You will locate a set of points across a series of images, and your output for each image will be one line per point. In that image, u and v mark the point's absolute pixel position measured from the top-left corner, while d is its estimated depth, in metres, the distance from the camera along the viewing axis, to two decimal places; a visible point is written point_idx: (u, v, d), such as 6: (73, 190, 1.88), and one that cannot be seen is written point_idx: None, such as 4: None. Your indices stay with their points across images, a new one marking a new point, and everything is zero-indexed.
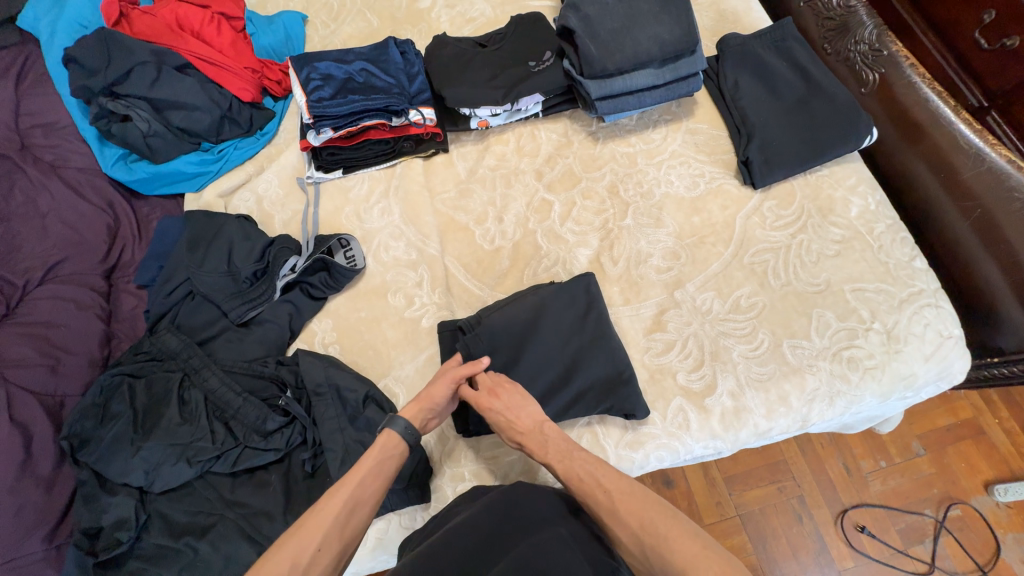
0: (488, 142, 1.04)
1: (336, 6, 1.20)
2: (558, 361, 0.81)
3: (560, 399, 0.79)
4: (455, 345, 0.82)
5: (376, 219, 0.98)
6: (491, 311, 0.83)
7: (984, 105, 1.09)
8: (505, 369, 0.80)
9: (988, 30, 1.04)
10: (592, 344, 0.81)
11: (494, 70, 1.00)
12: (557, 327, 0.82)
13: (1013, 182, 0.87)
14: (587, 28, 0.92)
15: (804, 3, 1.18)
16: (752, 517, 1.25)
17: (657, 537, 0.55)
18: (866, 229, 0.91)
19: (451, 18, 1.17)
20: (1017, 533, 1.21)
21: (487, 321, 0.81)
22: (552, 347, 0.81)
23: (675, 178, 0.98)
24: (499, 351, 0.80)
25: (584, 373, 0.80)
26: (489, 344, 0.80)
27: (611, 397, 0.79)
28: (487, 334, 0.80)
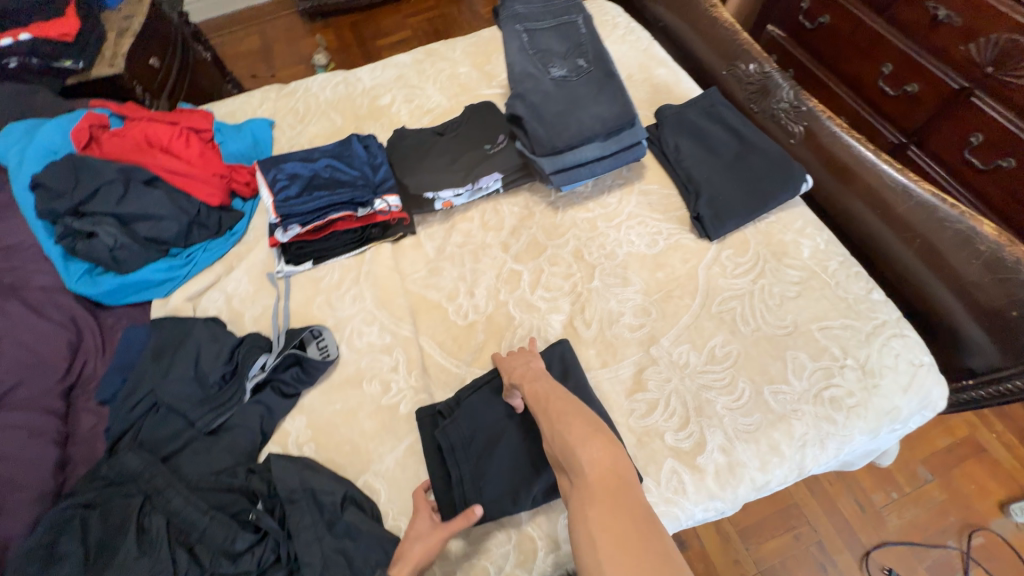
0: (454, 220, 1.08)
1: (302, 110, 1.29)
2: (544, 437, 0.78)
3: (550, 479, 0.73)
4: (435, 433, 0.80)
5: (348, 306, 0.98)
6: (468, 396, 0.83)
7: None
8: (490, 453, 0.77)
9: None
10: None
11: (452, 155, 1.06)
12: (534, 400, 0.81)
13: (941, 213, 0.95)
14: (533, 113, 0.99)
15: (725, 72, 1.31)
16: (774, 570, 1.38)
17: (563, 421, 0.62)
18: (820, 268, 0.95)
19: (410, 111, 1.27)
20: None
21: (467, 408, 0.81)
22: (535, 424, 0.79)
23: (635, 238, 1.02)
24: (481, 431, 0.79)
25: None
26: (467, 429, 0.79)
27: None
28: (466, 419, 0.80)
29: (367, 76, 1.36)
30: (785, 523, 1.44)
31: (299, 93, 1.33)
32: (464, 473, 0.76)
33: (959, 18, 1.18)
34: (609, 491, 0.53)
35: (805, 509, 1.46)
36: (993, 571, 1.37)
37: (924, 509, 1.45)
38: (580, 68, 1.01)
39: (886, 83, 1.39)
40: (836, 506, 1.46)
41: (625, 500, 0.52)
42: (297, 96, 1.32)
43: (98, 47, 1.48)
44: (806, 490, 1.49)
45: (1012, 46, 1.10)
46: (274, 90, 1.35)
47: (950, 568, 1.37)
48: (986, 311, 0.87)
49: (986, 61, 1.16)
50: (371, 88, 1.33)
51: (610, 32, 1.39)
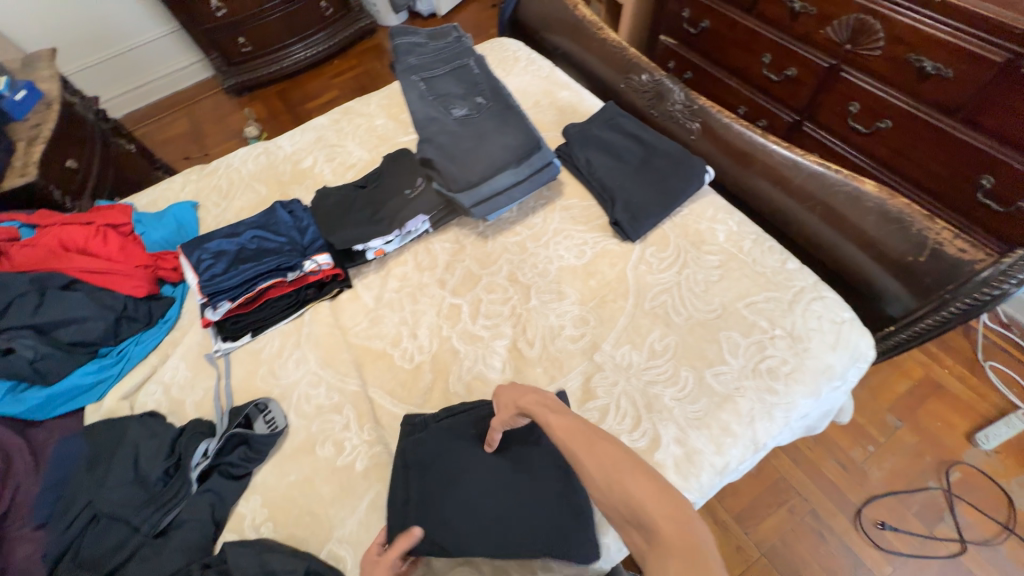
0: (389, 267, 1.10)
1: (226, 186, 1.30)
2: (513, 473, 0.77)
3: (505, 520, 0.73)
4: (404, 448, 0.82)
5: (292, 372, 0.96)
6: (443, 418, 0.85)
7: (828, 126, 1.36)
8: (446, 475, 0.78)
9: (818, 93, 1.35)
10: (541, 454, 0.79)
11: (375, 205, 1.08)
12: (509, 439, 0.82)
13: (830, 180, 1.04)
14: (445, 153, 1.01)
15: (623, 84, 1.40)
16: (776, 549, 1.39)
17: (621, 470, 0.50)
18: (737, 249, 1.01)
19: (333, 169, 1.30)
20: (1015, 476, 1.44)
21: (437, 428, 0.83)
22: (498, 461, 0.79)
23: (564, 252, 1.06)
24: (447, 451, 0.81)
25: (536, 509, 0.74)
26: (433, 445, 0.81)
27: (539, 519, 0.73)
28: (435, 438, 0.82)
29: (287, 143, 1.39)
30: (777, 499, 1.46)
31: (221, 170, 1.34)
32: (410, 497, 0.77)
33: (812, 7, 1.32)
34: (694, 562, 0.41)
35: (793, 481, 1.48)
36: (976, 503, 1.41)
37: (902, 456, 1.49)
38: (480, 105, 1.05)
39: (770, 71, 1.53)
40: (821, 472, 1.49)
41: (713, 574, 0.41)
42: (220, 173, 1.33)
43: (7, 160, 1.47)
44: (789, 462, 1.52)
45: (860, 24, 1.23)
46: (195, 171, 1.36)
47: (937, 509, 1.41)
48: (891, 258, 0.94)
49: (843, 40, 1.29)
50: (293, 154, 1.35)
51: (512, 66, 1.47)
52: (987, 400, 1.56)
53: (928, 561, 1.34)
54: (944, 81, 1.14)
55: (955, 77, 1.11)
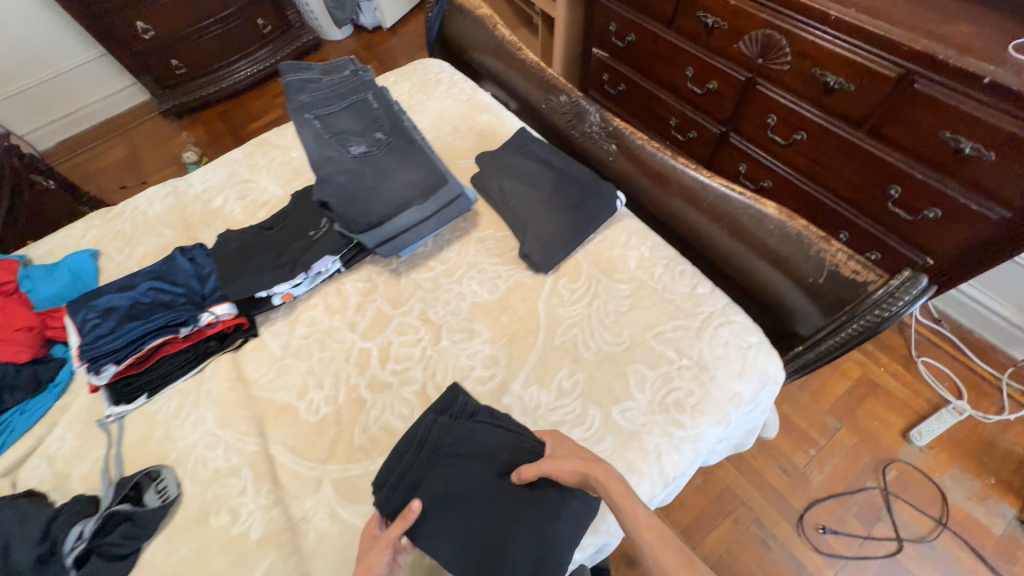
0: (297, 311, 1.05)
1: (130, 231, 1.23)
2: (512, 502, 0.74)
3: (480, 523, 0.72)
4: (429, 424, 0.80)
5: (188, 434, 0.91)
6: (484, 422, 0.81)
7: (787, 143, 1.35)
8: (455, 472, 0.76)
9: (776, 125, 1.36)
10: (553, 524, 0.72)
11: (278, 249, 1.03)
12: (538, 489, 0.75)
13: (734, 203, 1.04)
14: (340, 194, 0.96)
15: (545, 105, 1.39)
16: (722, 562, 1.39)
17: None
18: (648, 276, 1.00)
19: (244, 207, 1.24)
20: (948, 471, 1.47)
21: (470, 426, 0.80)
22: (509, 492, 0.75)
23: (477, 287, 1.04)
24: (470, 453, 0.78)
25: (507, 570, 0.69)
26: (462, 436, 0.79)
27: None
28: (463, 434, 0.79)
29: (198, 180, 1.33)
30: (722, 509, 1.46)
31: (126, 214, 1.27)
32: (404, 480, 0.76)
33: (724, 22, 1.32)
34: None
35: (738, 490, 1.49)
36: (912, 500, 1.44)
37: (842, 458, 1.51)
38: (379, 141, 1.02)
39: (693, 84, 1.53)
40: (765, 479, 1.50)
41: None
42: (125, 217, 1.26)
43: None
44: (734, 471, 1.52)
45: (767, 39, 1.23)
46: (98, 215, 1.28)
47: (875, 508, 1.43)
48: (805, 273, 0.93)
49: (754, 55, 1.30)
50: (203, 193, 1.29)
51: (433, 89, 1.44)
52: (921, 396, 1.60)
53: (867, 562, 1.36)
54: (848, 95, 1.15)
55: (857, 91, 1.13)
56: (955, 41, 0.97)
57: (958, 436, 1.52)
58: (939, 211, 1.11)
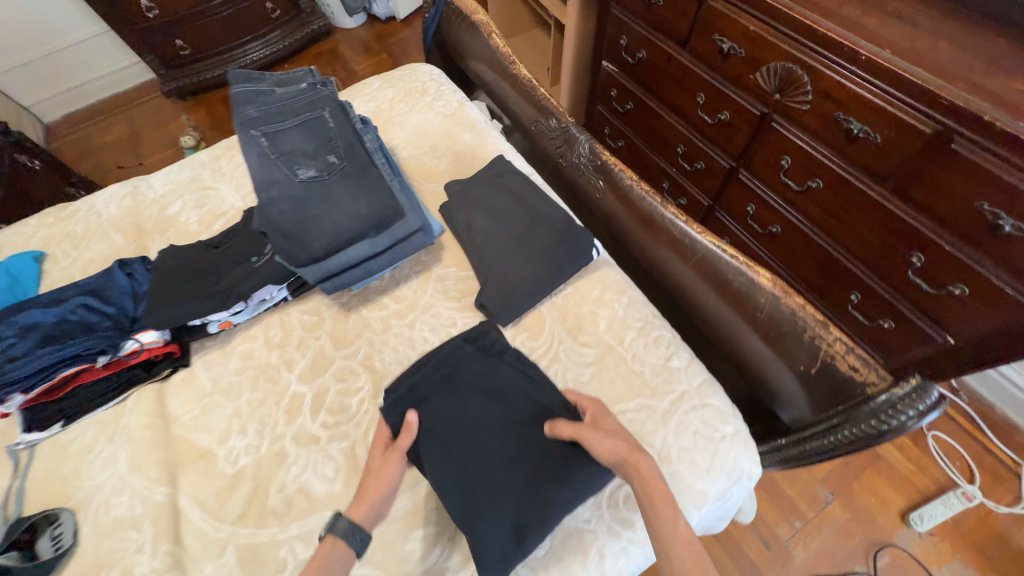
0: (234, 342, 0.97)
1: (81, 233, 1.16)
2: (518, 446, 0.76)
3: (478, 459, 0.74)
4: (456, 350, 0.84)
5: (97, 473, 0.84)
6: (508, 364, 0.84)
7: (803, 189, 1.21)
8: (472, 403, 0.79)
9: (790, 169, 1.22)
10: (551, 483, 0.72)
11: (217, 273, 0.95)
12: (549, 447, 0.75)
13: (723, 267, 0.91)
14: (276, 227, 0.86)
15: (535, 126, 1.27)
16: None
17: None
18: (617, 341, 0.89)
19: (200, 217, 1.16)
20: (948, 562, 1.33)
21: (495, 364, 0.83)
22: (518, 439, 0.76)
23: (428, 333, 0.94)
24: (491, 392, 0.81)
25: (493, 509, 0.70)
26: (487, 371, 0.83)
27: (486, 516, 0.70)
28: (488, 371, 0.83)
29: (159, 182, 1.25)
30: None
31: (80, 214, 1.20)
32: (420, 394, 0.79)
33: (741, 48, 1.17)
34: None
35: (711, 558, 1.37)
36: None
37: (830, 534, 1.38)
38: (332, 165, 0.93)
39: (704, 111, 1.39)
40: (742, 550, 1.38)
41: None
42: (78, 216, 1.20)
43: None
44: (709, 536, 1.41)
45: (787, 73, 1.09)
46: (52, 212, 1.21)
47: None
48: (801, 359, 0.80)
49: (772, 89, 1.15)
50: (161, 197, 1.22)
51: (418, 99, 1.33)
52: (926, 474, 1.45)
53: None
54: (873, 146, 1.00)
55: (883, 143, 0.98)
56: (1003, 99, 0.82)
57: (963, 524, 1.38)
58: (965, 289, 0.97)
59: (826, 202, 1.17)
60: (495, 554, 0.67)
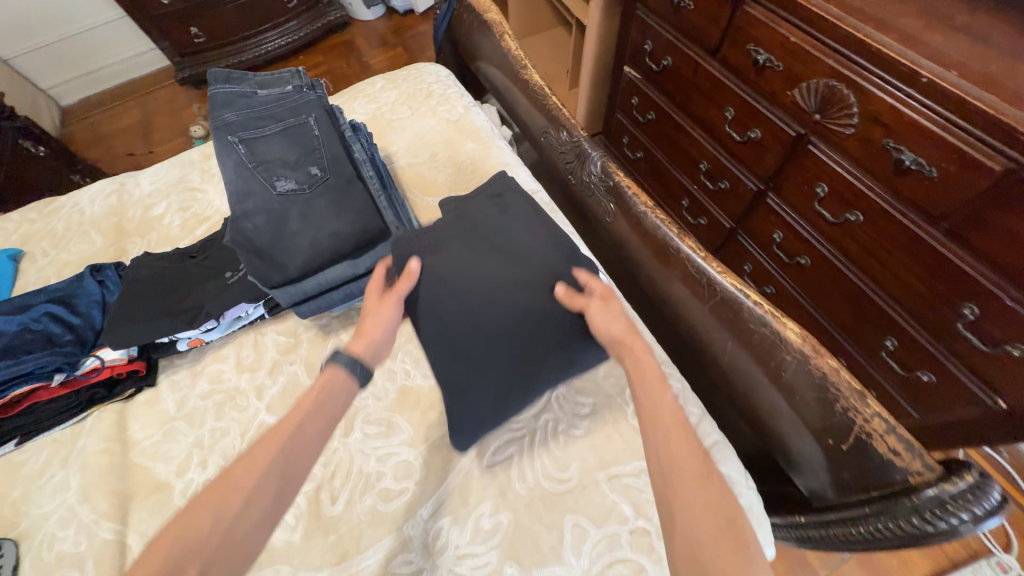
0: (205, 361, 0.90)
1: (62, 232, 1.11)
2: (522, 310, 0.73)
3: (477, 321, 0.72)
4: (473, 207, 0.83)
5: (46, 500, 0.78)
6: (530, 225, 0.81)
7: (840, 221, 1.08)
8: (480, 259, 0.75)
9: (826, 198, 1.10)
10: (544, 351, 0.74)
11: (188, 288, 0.90)
12: (556, 320, 0.73)
13: (745, 314, 0.79)
14: (247, 244, 0.79)
15: (544, 137, 1.17)
16: None
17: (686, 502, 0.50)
18: (617, 391, 0.80)
19: (183, 220, 1.10)
20: None
21: (516, 224, 0.80)
22: (525, 305, 0.73)
23: (411, 367, 0.86)
24: (506, 252, 0.76)
25: (481, 373, 0.73)
26: (506, 235, 0.78)
27: (475, 375, 0.73)
28: (508, 227, 0.80)
29: (146, 180, 1.19)
30: None
31: (63, 211, 1.15)
32: (431, 244, 0.76)
33: (778, 61, 1.05)
34: None
35: None
36: None
37: None
38: (314, 177, 0.85)
39: (733, 128, 1.27)
40: None
41: None
42: (61, 214, 1.15)
43: None
44: None
45: (830, 92, 0.97)
46: (36, 207, 1.17)
47: None
48: (831, 430, 0.69)
49: (812, 108, 1.03)
50: (147, 196, 1.16)
51: (421, 103, 1.24)
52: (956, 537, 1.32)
53: None
54: (927, 180, 0.88)
55: (940, 177, 0.86)
56: None
57: None
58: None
59: (865, 237, 1.05)
60: (475, 411, 0.74)
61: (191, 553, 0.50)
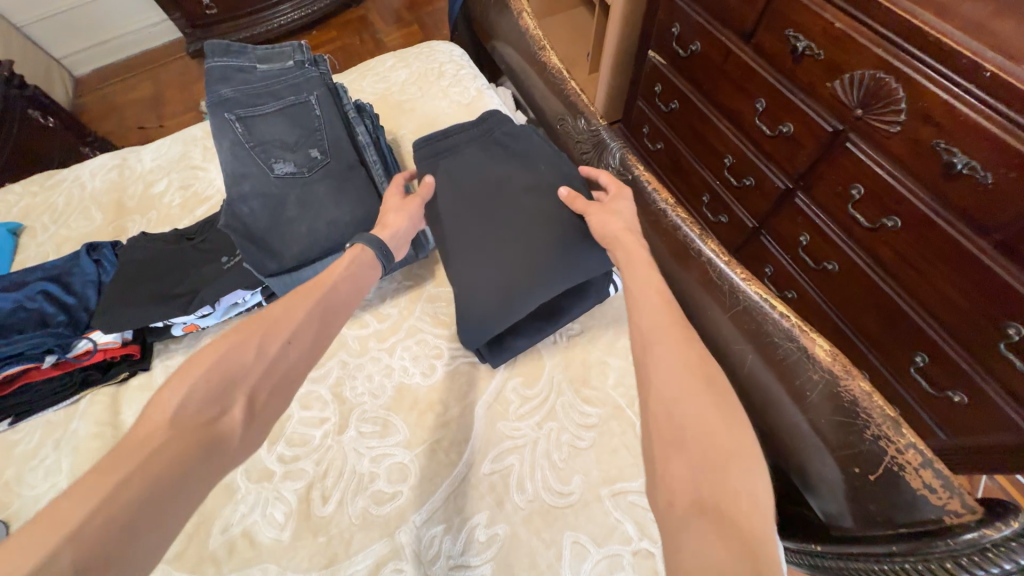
0: (200, 348, 0.88)
1: (62, 206, 1.09)
2: (535, 206, 0.81)
3: (491, 214, 0.82)
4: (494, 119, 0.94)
5: (36, 484, 0.76)
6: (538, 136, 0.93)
7: (875, 226, 1.01)
8: (499, 165, 0.87)
9: (861, 203, 1.02)
10: (553, 244, 0.78)
11: (183, 272, 0.87)
12: (562, 217, 0.81)
13: (768, 326, 0.74)
14: (242, 230, 0.75)
15: (560, 125, 1.11)
16: None
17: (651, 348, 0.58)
18: (625, 402, 0.76)
19: (184, 199, 1.07)
20: None
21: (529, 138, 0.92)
22: (535, 201, 0.82)
23: (410, 364, 0.82)
24: (520, 162, 0.88)
25: (491, 269, 0.77)
26: (523, 157, 0.89)
27: (488, 267, 0.77)
28: (525, 141, 0.91)
29: (148, 155, 1.16)
30: None
31: (64, 185, 1.12)
32: (455, 153, 0.89)
33: (820, 50, 0.97)
34: (705, 451, 0.47)
35: None
36: None
37: None
38: (314, 160, 0.80)
39: (763, 121, 1.18)
40: None
41: (731, 473, 0.45)
42: (62, 188, 1.12)
43: None
44: None
45: (877, 85, 0.88)
46: (37, 181, 1.14)
47: None
48: (856, 458, 0.64)
49: (853, 102, 0.95)
50: (148, 173, 1.13)
51: (432, 83, 1.17)
52: None
53: None
54: (980, 186, 0.80)
55: (995, 185, 0.78)
56: None
57: None
58: None
59: (900, 245, 0.97)
60: (487, 303, 0.75)
61: (240, 376, 0.58)
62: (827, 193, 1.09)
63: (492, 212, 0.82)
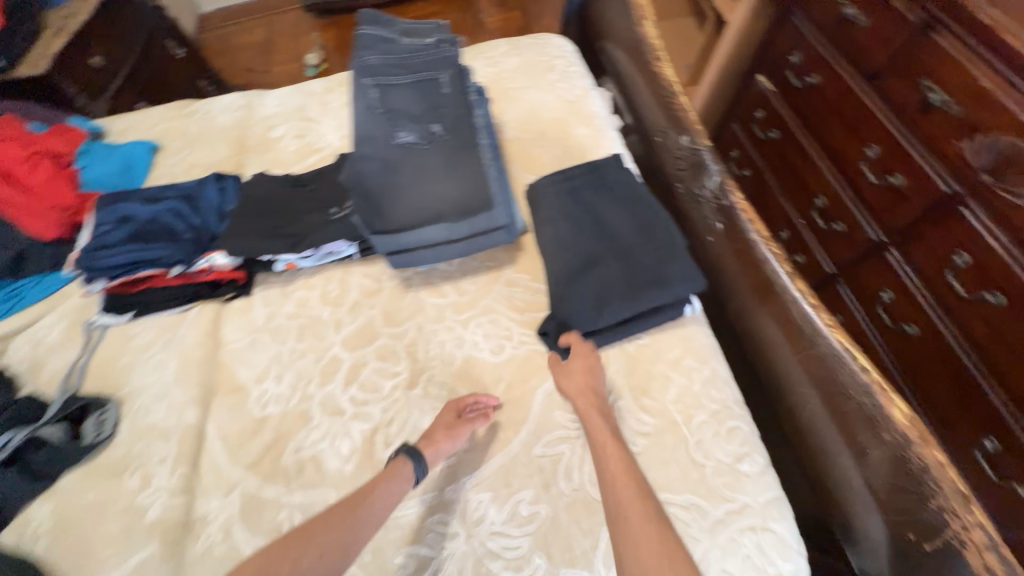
0: (295, 285, 0.97)
1: (192, 134, 1.21)
2: (632, 238, 0.87)
3: (586, 241, 0.89)
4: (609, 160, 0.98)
5: (147, 373, 0.88)
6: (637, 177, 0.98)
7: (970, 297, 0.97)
8: (601, 201, 0.93)
9: (964, 271, 0.98)
10: (646, 272, 0.83)
11: (292, 215, 0.95)
12: (655, 247, 0.85)
13: (846, 379, 0.70)
14: (358, 186, 0.82)
15: (660, 138, 1.11)
16: None
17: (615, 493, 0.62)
18: (682, 419, 0.77)
19: (298, 147, 1.16)
20: None
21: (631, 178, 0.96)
22: (632, 232, 0.88)
23: (480, 339, 0.87)
24: (622, 197, 0.93)
25: (584, 286, 0.83)
26: (624, 190, 0.93)
27: (581, 278, 0.84)
28: (630, 182, 0.95)
29: (271, 101, 1.26)
30: None
31: (197, 115, 1.25)
32: (569, 182, 0.96)
33: (956, 105, 0.92)
34: None
35: None
36: None
37: None
38: (432, 134, 0.86)
39: (871, 168, 1.14)
40: None
41: None
42: (195, 118, 1.24)
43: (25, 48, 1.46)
44: None
45: (1016, 152, 0.83)
46: (175, 108, 1.27)
47: None
48: (913, 524, 0.64)
49: (982, 165, 0.90)
50: (269, 117, 1.23)
51: (541, 75, 1.20)
52: None
53: None
54: None
55: None
56: None
57: None
58: None
59: (999, 323, 0.93)
60: (578, 301, 0.82)
61: None
62: (927, 254, 1.04)
63: (593, 228, 0.90)
